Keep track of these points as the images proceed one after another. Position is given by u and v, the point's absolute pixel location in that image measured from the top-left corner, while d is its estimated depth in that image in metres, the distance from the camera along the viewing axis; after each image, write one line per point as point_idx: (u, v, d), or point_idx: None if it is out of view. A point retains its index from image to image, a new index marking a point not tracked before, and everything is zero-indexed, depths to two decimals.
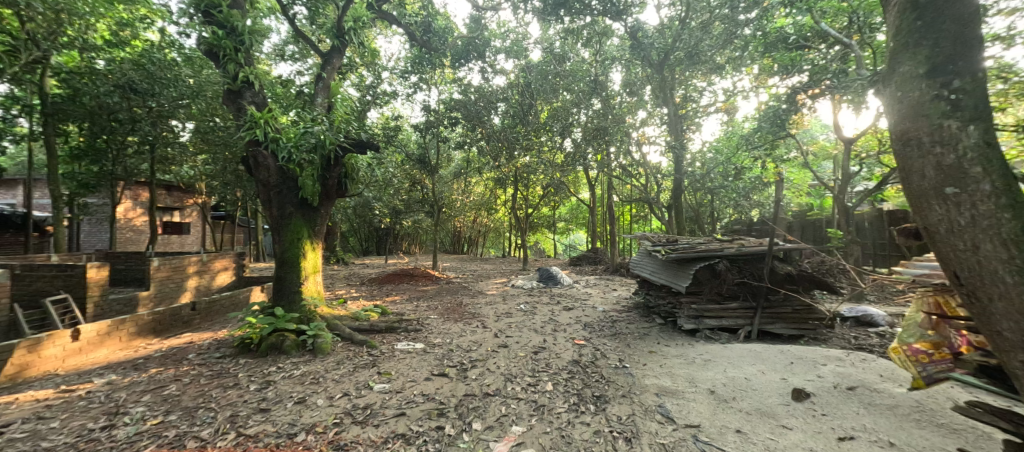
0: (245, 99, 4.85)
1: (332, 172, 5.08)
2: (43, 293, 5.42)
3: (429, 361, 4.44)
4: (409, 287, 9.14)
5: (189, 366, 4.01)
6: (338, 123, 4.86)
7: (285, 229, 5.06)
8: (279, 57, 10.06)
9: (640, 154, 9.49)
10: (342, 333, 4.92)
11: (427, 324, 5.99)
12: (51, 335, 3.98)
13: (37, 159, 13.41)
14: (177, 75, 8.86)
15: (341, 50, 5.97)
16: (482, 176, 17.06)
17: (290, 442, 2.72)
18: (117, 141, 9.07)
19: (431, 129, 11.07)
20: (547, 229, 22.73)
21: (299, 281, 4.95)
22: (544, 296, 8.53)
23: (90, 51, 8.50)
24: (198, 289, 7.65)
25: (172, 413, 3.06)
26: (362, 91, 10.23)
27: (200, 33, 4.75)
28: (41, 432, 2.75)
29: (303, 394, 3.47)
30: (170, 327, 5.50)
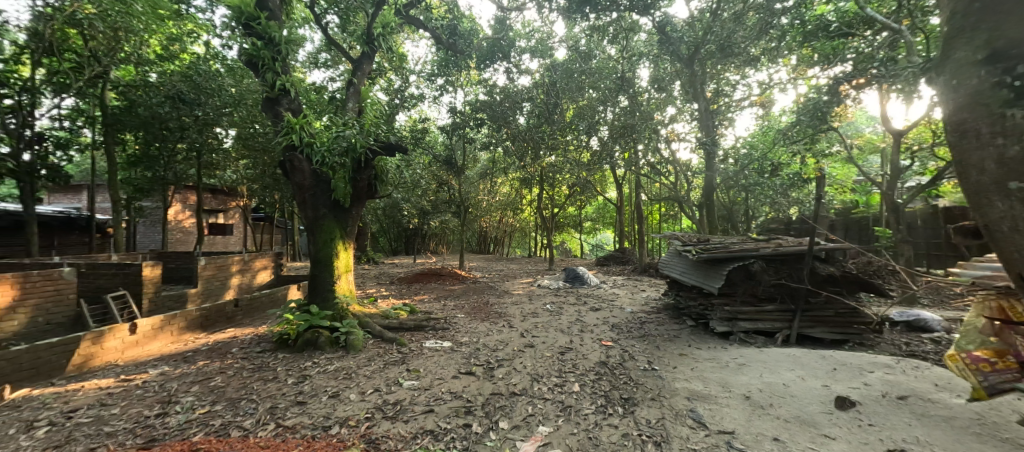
0: (281, 106, 5.09)
1: (362, 174, 5.25)
2: (105, 289, 5.88)
3: (456, 359, 4.50)
4: (437, 287, 9.30)
5: (233, 359, 4.25)
6: (369, 127, 5.02)
7: (319, 229, 5.27)
8: (313, 64, 10.48)
9: (670, 151, 9.25)
10: (373, 331, 5.06)
11: (454, 323, 6.08)
12: (113, 328, 4.32)
13: (99, 166, 14.55)
14: (220, 85, 9.41)
15: (371, 55, 6.08)
16: (508, 176, 17.12)
17: (325, 434, 2.83)
18: (168, 148, 9.71)
19: (457, 131, 11.21)
20: (573, 229, 22.55)
21: (333, 280, 5.14)
22: (570, 296, 8.46)
23: (144, 65, 9.14)
24: (240, 287, 8.09)
25: (218, 403, 3.25)
26: (390, 95, 10.49)
27: (240, 44, 5.00)
28: (104, 417, 2.99)
29: (336, 388, 3.61)
30: (215, 322, 5.84)
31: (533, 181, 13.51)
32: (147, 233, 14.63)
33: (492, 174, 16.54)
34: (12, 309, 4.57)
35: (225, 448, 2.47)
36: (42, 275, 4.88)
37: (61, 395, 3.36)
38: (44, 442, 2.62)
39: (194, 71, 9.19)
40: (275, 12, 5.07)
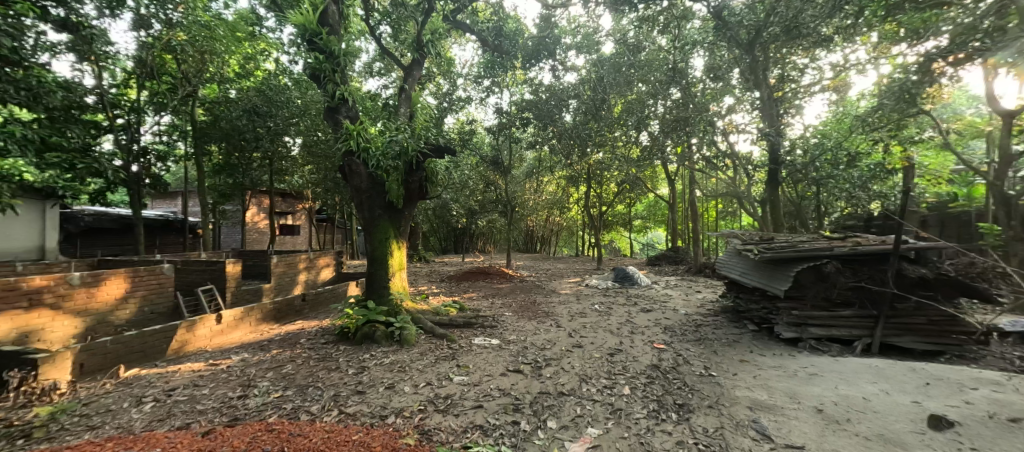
0: (341, 115, 5.45)
1: (414, 176, 5.49)
2: (197, 283, 6.65)
3: (504, 357, 4.56)
4: (485, 285, 9.46)
5: (302, 349, 4.64)
6: (420, 130, 5.25)
7: (375, 229, 5.57)
8: (369, 73, 11.10)
9: (728, 144, 8.67)
10: (425, 327, 5.27)
11: (502, 321, 6.16)
12: (202, 318, 4.88)
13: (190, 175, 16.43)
14: (288, 98, 10.25)
15: (421, 62, 6.31)
16: (554, 175, 17.02)
17: (382, 423, 3.00)
18: (246, 157, 10.75)
19: (504, 130, 11.35)
20: (622, 227, 21.95)
21: (388, 277, 5.44)
22: (620, 297, 8.23)
23: (226, 83, 10.20)
24: (307, 282, 8.78)
25: (289, 389, 3.56)
26: (439, 99, 10.82)
27: (305, 59, 5.41)
28: (196, 396, 3.39)
29: (392, 380, 3.81)
30: (286, 315, 6.39)
31: (580, 179, 13.31)
32: (228, 234, 16.29)
33: (538, 173, 16.50)
34: (125, 300, 5.30)
35: (295, 429, 2.66)
36: (147, 270, 5.61)
37: (163, 375, 3.86)
38: (151, 416, 3.03)
39: (267, 86, 10.10)
40: (334, 26, 5.43)
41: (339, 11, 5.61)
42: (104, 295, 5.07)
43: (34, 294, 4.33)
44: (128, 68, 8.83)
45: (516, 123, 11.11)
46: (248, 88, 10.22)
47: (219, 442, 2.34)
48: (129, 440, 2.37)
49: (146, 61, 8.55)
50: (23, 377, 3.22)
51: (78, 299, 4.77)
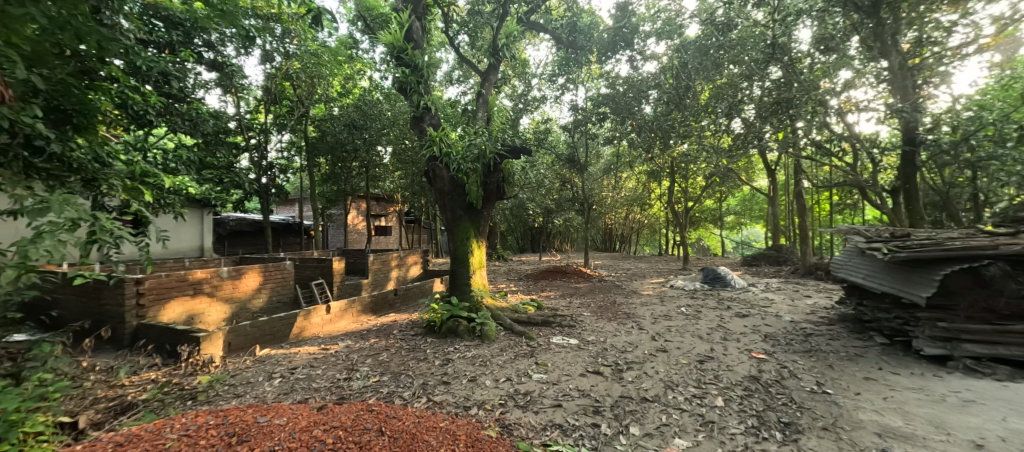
0: (425, 122, 5.84)
1: (491, 177, 5.67)
2: (310, 277, 7.66)
3: (583, 357, 4.50)
4: (563, 284, 9.42)
5: (394, 339, 5.09)
6: (497, 133, 5.41)
7: (457, 229, 5.86)
8: (449, 81, 11.72)
9: (844, 125, 7.44)
10: (504, 323, 5.42)
11: (580, 320, 6.07)
12: (315, 308, 5.62)
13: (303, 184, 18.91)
14: (380, 111, 11.31)
15: (497, 66, 6.43)
16: (635, 170, 16.26)
17: (465, 413, 3.16)
18: (347, 167, 12.09)
19: (580, 126, 11.17)
20: (712, 224, 20.22)
21: (469, 275, 5.71)
22: (710, 300, 7.57)
23: (331, 102, 11.57)
24: (399, 278, 9.60)
25: (385, 374, 3.94)
26: (514, 100, 11.03)
27: (394, 74, 5.89)
28: (312, 375, 3.92)
29: (474, 373, 3.99)
30: (381, 308, 7.06)
31: (662, 174, 12.56)
32: (334, 234, 18.46)
33: (617, 169, 15.90)
34: (258, 290, 6.33)
35: (391, 412, 2.86)
36: (274, 266, 6.62)
37: (287, 355, 4.54)
38: (279, 389, 3.58)
39: (363, 103, 11.24)
40: (418, 41, 5.84)
41: (422, 26, 6.02)
42: (244, 285, 6.11)
43: (197, 284, 5.37)
44: (258, 97, 10.53)
45: (592, 118, 10.85)
46: (348, 105, 11.47)
47: (330, 417, 2.61)
48: (263, 408, 2.76)
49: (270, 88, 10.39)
50: (190, 351, 4.03)
51: (226, 288, 5.81)
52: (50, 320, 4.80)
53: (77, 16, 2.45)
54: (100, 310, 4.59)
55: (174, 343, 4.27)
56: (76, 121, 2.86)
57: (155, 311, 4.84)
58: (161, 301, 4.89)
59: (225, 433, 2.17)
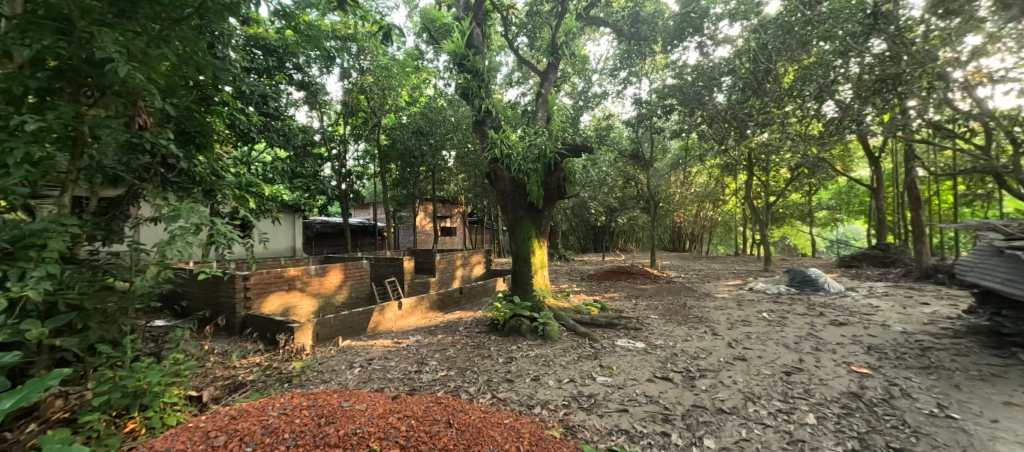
0: (486, 126, 6.00)
1: (553, 177, 5.64)
2: (384, 275, 8.23)
3: (650, 362, 4.30)
4: (627, 285, 9.08)
5: (460, 336, 5.29)
6: (557, 132, 5.40)
7: (519, 229, 5.93)
8: (508, 84, 11.89)
9: (974, 101, 6.25)
10: (566, 324, 5.38)
11: (647, 323, 5.81)
12: (389, 304, 6.05)
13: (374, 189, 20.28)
14: (444, 117, 11.86)
15: (556, 65, 6.41)
16: (706, 164, 15.17)
17: (529, 412, 3.19)
18: (415, 172, 12.80)
19: (644, 120, 10.67)
20: (799, 221, 18.18)
21: (531, 275, 5.75)
22: (797, 305, 6.81)
23: (399, 112, 12.31)
24: (463, 277, 9.97)
25: (452, 369, 4.11)
26: (574, 98, 10.87)
27: (456, 80, 6.10)
28: (387, 366, 4.23)
29: (537, 372, 4.01)
30: (448, 305, 7.38)
31: (739, 167, 11.54)
32: (404, 235, 19.64)
33: (687, 164, 14.91)
34: (340, 287, 6.96)
35: (458, 406, 2.96)
36: (353, 265, 7.24)
37: (365, 347, 4.94)
38: (359, 377, 3.91)
39: (429, 110, 11.85)
40: (479, 47, 6.01)
41: (482, 32, 6.18)
42: (329, 282, 6.76)
43: (291, 280, 6.06)
44: (338, 110, 11.58)
45: (658, 111, 10.30)
46: (415, 113, 12.15)
47: (403, 406, 2.78)
48: (346, 394, 3.00)
49: (347, 101, 11.35)
50: (286, 339, 4.59)
51: (314, 285, 6.47)
52: (181, 310, 5.71)
53: (198, 52, 2.94)
54: (218, 301, 5.37)
55: (273, 332, 4.87)
56: (199, 141, 3.44)
57: (258, 304, 5.55)
58: (263, 294, 5.61)
59: (315, 414, 2.39)
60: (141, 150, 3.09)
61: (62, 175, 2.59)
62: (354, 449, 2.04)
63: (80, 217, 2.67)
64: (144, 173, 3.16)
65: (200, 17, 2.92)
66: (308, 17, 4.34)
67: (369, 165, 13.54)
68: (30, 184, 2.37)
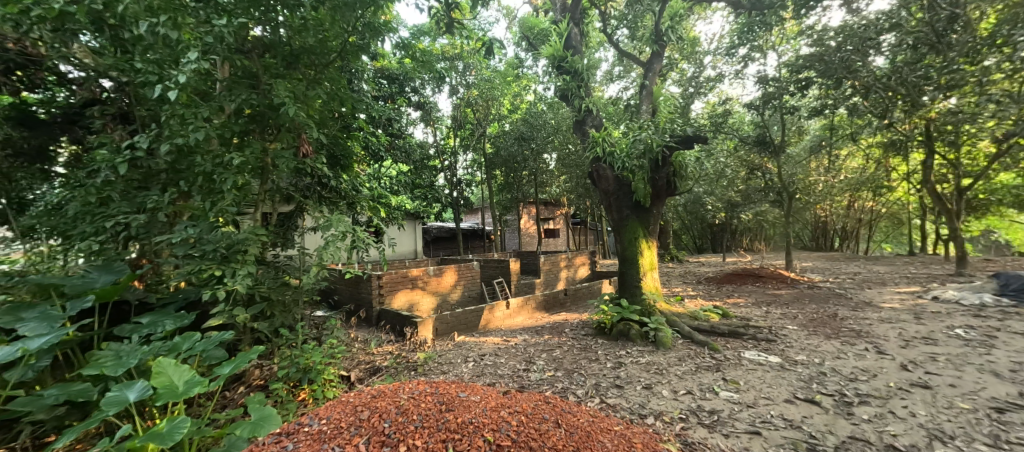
0: (587, 125, 5.90)
1: (660, 173, 5.29)
2: (493, 276, 8.69)
3: (787, 380, 3.71)
4: (755, 289, 7.97)
5: (566, 338, 5.29)
6: (664, 124, 5.04)
7: (624, 230, 5.68)
8: (609, 80, 11.49)
9: None
10: (681, 331, 4.99)
11: (783, 335, 5.01)
12: (497, 304, 6.38)
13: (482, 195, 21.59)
14: (545, 121, 12.07)
15: (661, 53, 6.01)
16: (861, 144, 12.45)
17: (641, 421, 3.03)
18: (518, 176, 13.24)
19: (771, 101, 9.24)
20: (1012, 210, 13.70)
21: (639, 277, 5.47)
22: (1010, 320, 5.14)
23: (502, 120, 12.87)
24: (568, 279, 9.99)
25: (559, 370, 4.14)
26: (683, 85, 10.04)
27: (555, 83, 6.13)
28: (497, 363, 4.45)
29: (649, 380, 3.79)
30: (553, 306, 7.47)
31: (910, 144, 9.21)
32: (510, 238, 20.49)
33: (834, 145, 12.44)
34: (455, 286, 7.59)
35: (566, 406, 2.94)
36: (466, 266, 7.82)
37: (478, 343, 5.29)
38: (473, 371, 4.22)
39: (530, 115, 12.22)
40: (577, 46, 5.97)
41: (580, 31, 6.13)
42: (445, 282, 7.42)
43: (415, 279, 6.82)
44: (449, 124, 12.64)
45: (791, 87, 8.80)
46: (517, 120, 12.60)
47: (514, 401, 2.87)
48: (463, 385, 3.21)
49: (456, 116, 12.33)
50: (412, 332, 5.18)
51: (433, 284, 7.17)
52: (333, 303, 6.88)
53: (342, 89, 3.54)
54: (360, 297, 6.34)
55: (402, 325, 5.55)
56: (343, 163, 4.16)
57: (390, 300, 6.39)
58: (393, 292, 6.44)
59: (437, 400, 2.63)
60: (304, 173, 3.85)
61: (255, 196, 3.37)
62: (471, 437, 2.20)
63: (267, 228, 3.44)
64: (307, 191, 3.96)
65: (341, 59, 3.50)
66: (422, 44, 4.86)
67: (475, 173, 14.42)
68: (236, 205, 3.13)
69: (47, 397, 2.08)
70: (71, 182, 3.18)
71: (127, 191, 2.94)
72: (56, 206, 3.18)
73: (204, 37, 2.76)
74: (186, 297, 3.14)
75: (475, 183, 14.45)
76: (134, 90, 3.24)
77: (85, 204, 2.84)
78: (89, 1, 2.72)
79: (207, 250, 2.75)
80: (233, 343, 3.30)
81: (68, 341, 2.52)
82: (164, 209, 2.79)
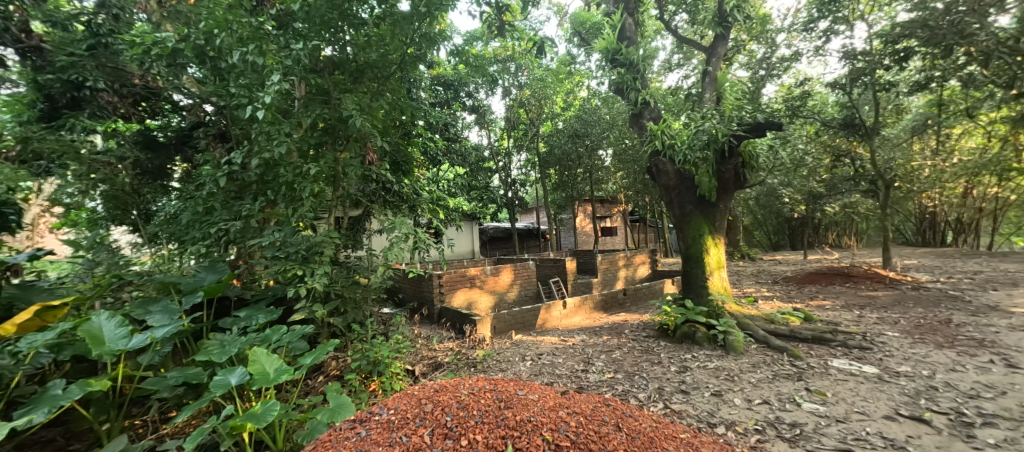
0: (644, 118, 5.66)
1: (727, 164, 4.92)
2: (549, 275, 8.66)
3: (886, 394, 3.26)
4: (845, 290, 7.10)
5: (626, 339, 5.12)
6: (730, 112, 4.67)
7: (687, 226, 5.36)
8: (667, 69, 10.91)
9: None
10: (755, 335, 4.61)
11: (880, 342, 4.41)
12: (554, 303, 6.35)
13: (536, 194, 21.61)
14: (599, 116, 11.77)
15: (726, 35, 5.61)
16: (980, 120, 10.57)
17: (710, 430, 2.83)
18: (573, 174, 13.05)
19: (862, 79, 8.14)
20: None
21: (705, 276, 5.14)
22: None
23: (555, 117, 12.79)
24: (627, 278, 9.66)
25: (619, 372, 4.02)
26: (753, 68, 9.23)
27: (609, 77, 5.95)
28: (555, 363, 4.42)
29: (719, 387, 3.54)
30: (611, 306, 7.27)
31: None
32: (566, 237, 20.28)
33: (943, 123, 10.72)
34: (511, 285, 7.68)
35: (627, 410, 2.84)
36: (522, 265, 7.88)
37: (535, 342, 5.31)
38: (530, 370, 4.24)
39: (584, 112, 11.99)
40: (631, 37, 5.77)
41: (634, 21, 5.90)
42: (502, 281, 7.54)
43: (473, 278, 7.01)
44: (503, 126, 13.01)
45: (887, 60, 7.71)
46: (571, 117, 12.44)
47: (572, 402, 2.83)
48: (522, 383, 3.22)
49: (510, 117, 12.47)
50: (471, 330, 5.33)
51: (490, 283, 7.32)
52: (398, 301, 7.30)
53: (401, 98, 3.75)
54: (422, 295, 6.67)
55: (461, 322, 5.73)
56: (404, 168, 4.40)
57: (449, 298, 6.64)
58: (452, 290, 6.68)
59: (496, 396, 2.67)
60: (370, 179, 4.12)
61: (329, 202, 3.68)
62: (529, 435, 2.21)
63: (339, 231, 3.74)
64: (374, 196, 4.24)
65: (401, 70, 3.71)
66: (474, 50, 4.99)
67: (529, 173, 14.50)
68: (314, 211, 3.44)
69: (170, 378, 2.46)
70: (183, 195, 3.71)
71: (225, 201, 3.37)
72: (173, 215, 3.72)
73: (284, 60, 3.07)
74: (274, 294, 3.50)
75: (529, 182, 14.52)
76: (230, 113, 3.69)
77: (194, 213, 3.29)
78: (194, 37, 3.15)
79: (290, 252, 3.06)
80: (313, 336, 3.63)
81: (184, 331, 2.94)
82: (256, 217, 3.17)
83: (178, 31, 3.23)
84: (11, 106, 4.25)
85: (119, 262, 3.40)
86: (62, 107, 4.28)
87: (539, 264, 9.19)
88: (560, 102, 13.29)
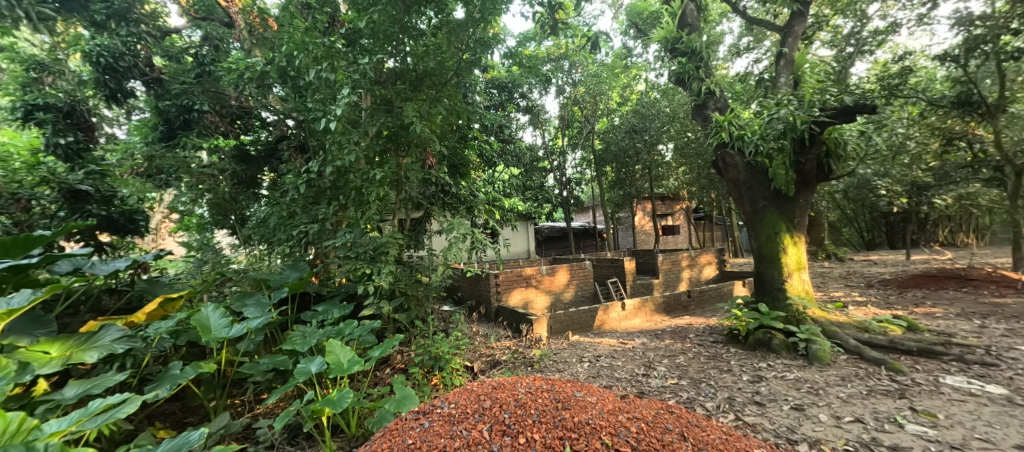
0: (709, 108, 5.32)
1: (808, 154, 4.43)
2: (607, 275, 8.45)
3: (1019, 420, 2.73)
4: (961, 296, 6.07)
5: (691, 343, 4.85)
6: (810, 96, 4.22)
7: (760, 223, 4.93)
8: (735, 54, 10.10)
9: None
10: (845, 344, 4.11)
11: (1010, 358, 3.72)
12: (612, 304, 6.19)
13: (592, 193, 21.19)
14: (658, 109, 11.22)
15: (804, 12, 5.09)
16: None
17: (790, 446, 2.57)
18: (631, 171, 12.61)
19: (981, 47, 6.90)
20: None
21: (782, 279, 4.69)
22: None
23: (611, 113, 12.45)
24: (691, 279, 9.14)
25: (683, 378, 3.81)
26: (838, 45, 8.22)
27: (669, 68, 5.64)
28: (614, 365, 4.30)
29: (800, 400, 3.22)
30: (675, 309, 6.90)
31: None
32: (624, 236, 19.66)
33: None
34: (567, 285, 7.61)
35: (694, 419, 2.67)
36: (578, 265, 7.78)
37: (592, 343, 5.21)
38: (587, 372, 4.16)
39: (642, 105, 11.50)
40: (693, 23, 5.41)
41: (696, 6, 5.53)
42: (558, 281, 7.49)
43: (529, 278, 7.05)
44: (557, 125, 12.95)
45: (1017, 22, 6.45)
46: (628, 112, 12.03)
47: (632, 407, 2.72)
48: (580, 384, 3.17)
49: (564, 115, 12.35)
50: (528, 329, 5.36)
51: (546, 282, 7.30)
52: (457, 298, 7.57)
53: (457, 102, 3.87)
54: (480, 293, 6.85)
55: (518, 322, 5.78)
56: (461, 171, 4.55)
57: (506, 297, 6.74)
58: (509, 289, 6.77)
59: (554, 396, 2.65)
60: (430, 183, 4.30)
61: (393, 205, 3.91)
62: (588, 438, 2.17)
63: (403, 232, 3.97)
64: (433, 199, 4.41)
65: (457, 77, 3.84)
66: (526, 51, 4.99)
67: (584, 171, 14.27)
68: (380, 213, 3.68)
69: (262, 364, 2.78)
70: (271, 201, 4.16)
71: (305, 206, 3.72)
72: (263, 220, 4.18)
73: (352, 74, 3.31)
74: (347, 290, 3.80)
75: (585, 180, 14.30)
76: (308, 126, 4.07)
77: (280, 217, 3.68)
78: (277, 60, 3.52)
79: (360, 252, 3.31)
80: (381, 331, 3.89)
81: (273, 322, 3.29)
82: (331, 220, 3.47)
83: (264, 56, 3.62)
84: (141, 130, 5.03)
85: (221, 261, 3.88)
86: (176, 128, 4.98)
87: (596, 264, 8.98)
88: (616, 98, 12.92)
